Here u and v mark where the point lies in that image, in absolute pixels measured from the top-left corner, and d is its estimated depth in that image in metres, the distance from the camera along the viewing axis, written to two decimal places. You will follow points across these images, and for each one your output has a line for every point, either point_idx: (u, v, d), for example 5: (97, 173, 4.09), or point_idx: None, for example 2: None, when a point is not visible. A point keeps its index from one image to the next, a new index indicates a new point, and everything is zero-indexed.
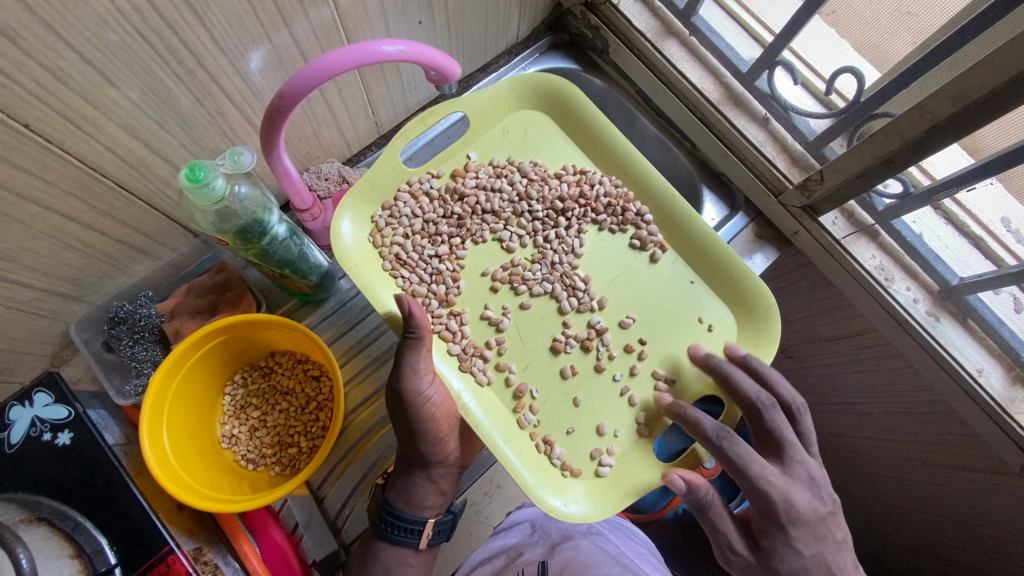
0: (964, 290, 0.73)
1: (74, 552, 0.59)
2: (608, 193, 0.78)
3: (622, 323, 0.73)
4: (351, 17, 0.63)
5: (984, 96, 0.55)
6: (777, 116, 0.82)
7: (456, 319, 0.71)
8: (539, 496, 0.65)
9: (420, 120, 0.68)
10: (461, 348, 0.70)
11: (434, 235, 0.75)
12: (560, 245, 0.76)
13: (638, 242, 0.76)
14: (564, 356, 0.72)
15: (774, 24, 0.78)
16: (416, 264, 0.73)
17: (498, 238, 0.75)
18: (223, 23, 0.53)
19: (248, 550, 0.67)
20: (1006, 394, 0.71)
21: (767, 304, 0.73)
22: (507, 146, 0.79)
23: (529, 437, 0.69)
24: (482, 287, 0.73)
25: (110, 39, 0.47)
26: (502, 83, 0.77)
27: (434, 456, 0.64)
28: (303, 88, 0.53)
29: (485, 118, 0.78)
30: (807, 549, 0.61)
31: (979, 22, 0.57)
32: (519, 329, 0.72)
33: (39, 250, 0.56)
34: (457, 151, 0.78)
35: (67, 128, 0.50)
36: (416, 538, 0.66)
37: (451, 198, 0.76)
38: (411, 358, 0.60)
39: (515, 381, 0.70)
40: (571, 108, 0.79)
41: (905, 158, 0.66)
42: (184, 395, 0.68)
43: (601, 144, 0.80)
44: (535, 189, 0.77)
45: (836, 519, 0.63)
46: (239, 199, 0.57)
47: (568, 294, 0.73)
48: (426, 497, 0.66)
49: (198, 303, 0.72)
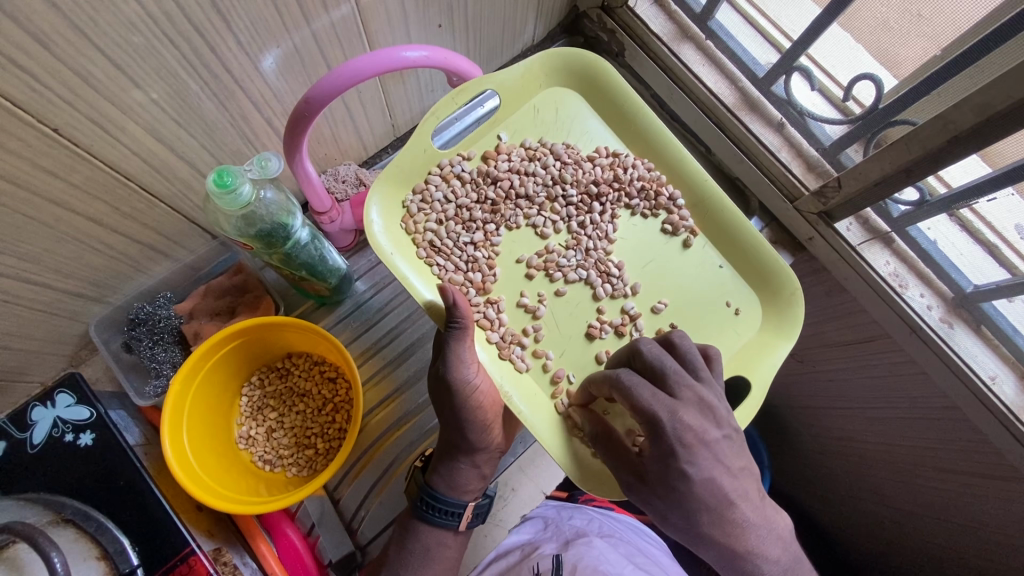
0: (978, 299, 0.74)
1: (101, 553, 0.58)
2: (642, 176, 0.77)
3: (654, 308, 0.74)
4: (372, 19, 0.63)
5: (1008, 108, 0.55)
6: (792, 121, 0.82)
7: (492, 307, 0.71)
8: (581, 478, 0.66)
9: (451, 99, 0.66)
10: (499, 336, 0.70)
11: (469, 220, 0.74)
12: (595, 231, 0.76)
13: (670, 227, 0.77)
14: (598, 341, 0.73)
15: (791, 30, 0.78)
16: (452, 250, 0.72)
17: (531, 224, 0.75)
18: (247, 25, 0.53)
19: (265, 551, 0.69)
20: (1019, 402, 0.71)
21: (792, 289, 0.74)
22: (539, 127, 0.78)
23: (566, 423, 0.70)
24: (518, 273, 0.74)
25: (136, 42, 0.47)
26: (533, 62, 0.75)
27: (479, 443, 0.64)
28: (327, 95, 0.53)
29: (515, 98, 0.76)
30: (697, 472, 0.53)
31: (1004, 32, 0.57)
32: (554, 316, 0.73)
33: (62, 253, 0.57)
34: (487, 131, 0.77)
35: (95, 132, 0.50)
36: (455, 520, 0.67)
37: (484, 181, 0.75)
38: (456, 347, 0.60)
39: (552, 367, 0.71)
40: (603, 91, 0.79)
41: (924, 168, 0.66)
42: (204, 395, 0.69)
43: (635, 126, 0.79)
44: (569, 173, 0.77)
45: (732, 445, 0.56)
46: (265, 204, 0.57)
47: (602, 281, 0.74)
48: (468, 481, 0.66)
49: (217, 304, 0.72)
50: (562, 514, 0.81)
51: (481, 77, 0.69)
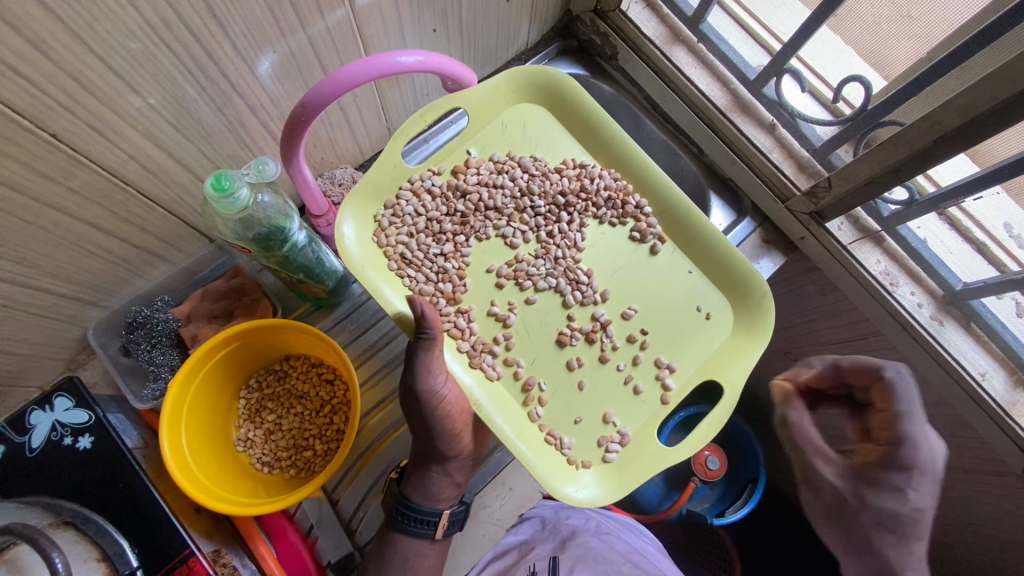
0: (968, 295, 0.75)
1: (100, 555, 0.58)
2: (609, 186, 0.77)
3: (625, 314, 0.74)
4: (367, 24, 0.64)
5: (993, 108, 0.56)
6: (784, 122, 0.83)
7: (463, 317, 0.71)
8: (552, 485, 0.66)
9: (420, 116, 0.66)
10: (470, 345, 0.70)
11: (438, 233, 0.74)
12: (563, 241, 0.76)
13: (638, 234, 0.76)
14: (570, 348, 0.72)
15: (781, 32, 0.79)
16: (422, 262, 0.72)
17: (501, 234, 0.75)
18: (244, 31, 0.53)
19: (265, 553, 0.68)
20: (1008, 397, 0.73)
21: (762, 291, 0.73)
22: (508, 140, 0.78)
23: (539, 430, 0.70)
24: (488, 283, 0.73)
25: (134, 48, 0.48)
26: (501, 77, 0.75)
27: (450, 452, 0.66)
28: (322, 100, 0.54)
29: (483, 112, 0.76)
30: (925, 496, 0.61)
31: (988, 33, 0.58)
32: (525, 325, 0.73)
33: (60, 257, 0.57)
34: (456, 147, 0.77)
35: (92, 136, 0.51)
36: (432, 529, 0.68)
37: (454, 195, 0.75)
38: (425, 358, 0.59)
39: (523, 375, 0.71)
40: (569, 101, 0.78)
41: (912, 167, 0.67)
42: (202, 398, 0.69)
43: (598, 135, 0.79)
44: (536, 185, 0.77)
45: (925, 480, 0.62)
46: (262, 208, 0.58)
47: (571, 288, 0.74)
48: (442, 489, 0.67)
49: (214, 308, 0.72)
50: (560, 514, 0.80)
51: (449, 94, 0.70)
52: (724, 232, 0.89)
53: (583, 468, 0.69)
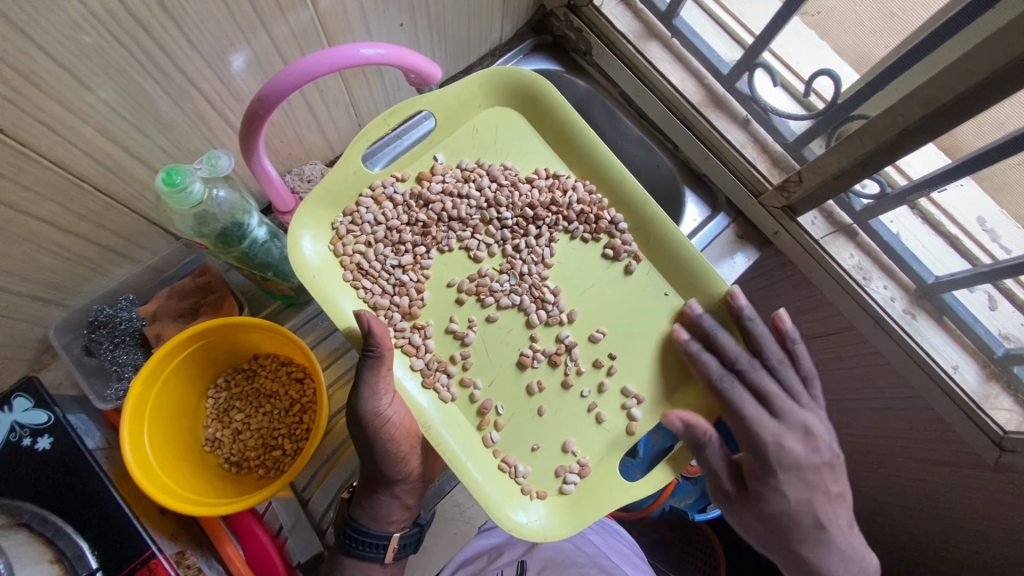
0: (940, 289, 0.75)
1: (55, 556, 0.59)
2: (582, 200, 0.76)
3: (591, 337, 0.72)
4: (331, 19, 0.63)
5: (954, 99, 0.56)
6: (757, 117, 0.83)
7: (419, 333, 0.70)
8: (502, 515, 0.65)
9: (383, 120, 0.66)
10: (424, 362, 0.69)
11: (398, 243, 0.73)
12: (530, 256, 0.74)
13: (611, 252, 0.75)
14: (531, 371, 0.71)
15: (754, 26, 0.80)
16: (378, 274, 0.71)
17: (465, 247, 0.74)
18: (199, 27, 0.53)
19: (232, 554, 0.67)
20: (980, 391, 0.73)
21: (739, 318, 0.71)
22: (478, 147, 0.77)
23: (493, 456, 0.68)
24: (448, 298, 0.72)
25: (85, 42, 0.47)
26: (471, 80, 0.75)
27: (395, 475, 0.65)
28: (280, 93, 0.53)
29: (453, 116, 0.76)
30: (794, 492, 0.68)
31: (949, 27, 0.58)
32: (485, 344, 0.71)
33: (15, 255, 0.56)
34: (423, 152, 0.76)
35: (42, 132, 0.50)
36: (382, 553, 0.66)
37: (416, 204, 0.74)
38: (370, 378, 0.59)
39: (480, 398, 0.69)
40: (547, 111, 0.78)
41: (879, 160, 0.67)
42: (166, 398, 0.68)
43: (577, 148, 0.78)
44: (504, 196, 0.75)
45: (834, 474, 0.71)
46: (217, 203, 0.57)
47: (536, 307, 0.72)
48: (391, 512, 0.66)
49: (180, 306, 0.71)
50: None
51: (412, 97, 0.70)
52: (698, 227, 0.88)
53: (537, 498, 0.68)
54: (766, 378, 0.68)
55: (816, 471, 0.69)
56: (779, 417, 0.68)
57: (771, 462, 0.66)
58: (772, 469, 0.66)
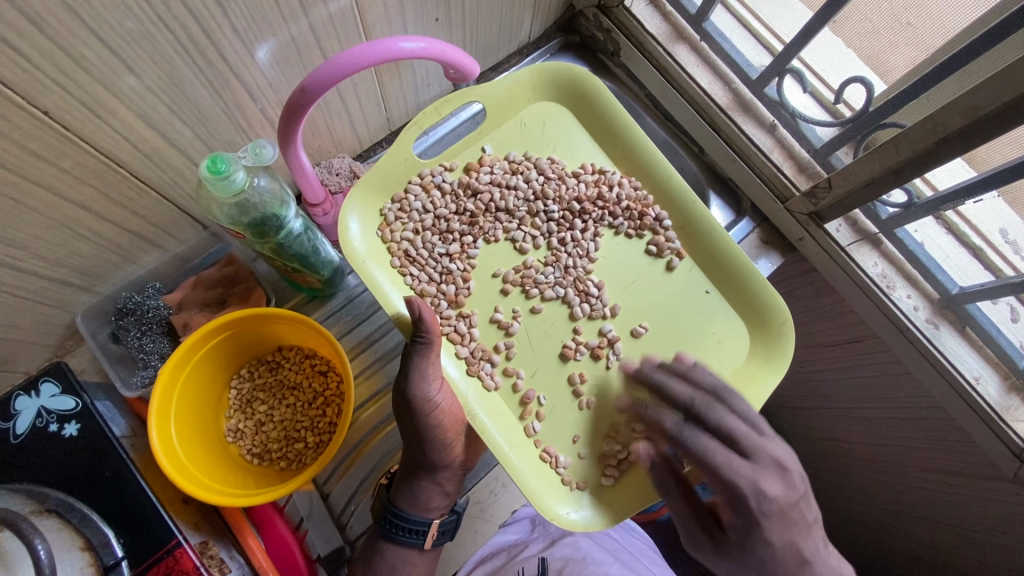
0: (965, 300, 0.74)
1: (84, 544, 0.58)
2: (628, 196, 0.76)
3: (634, 332, 0.72)
4: (370, 11, 0.63)
5: (996, 109, 0.56)
6: (784, 122, 0.83)
7: (465, 321, 0.70)
8: (545, 505, 0.65)
9: (436, 109, 0.67)
10: (469, 351, 0.69)
11: (446, 232, 0.73)
12: (575, 249, 0.74)
13: (655, 248, 0.74)
14: (573, 363, 0.71)
15: (785, 34, 0.79)
16: (426, 262, 0.71)
17: (510, 238, 0.73)
18: (244, 14, 0.52)
19: (254, 546, 0.67)
20: (1002, 402, 0.73)
21: (782, 318, 0.72)
22: (525, 141, 0.77)
23: (534, 445, 0.68)
24: (493, 288, 0.72)
25: (130, 26, 0.46)
26: (522, 73, 0.75)
27: (439, 461, 0.65)
28: (324, 84, 0.53)
29: (503, 109, 0.76)
30: (779, 538, 0.57)
31: (992, 36, 0.58)
32: (529, 334, 0.71)
33: (48, 238, 0.56)
34: (471, 144, 0.76)
35: (84, 115, 0.49)
36: (421, 538, 0.67)
37: (464, 193, 0.74)
38: (420, 362, 0.60)
39: (522, 387, 0.69)
40: (596, 104, 0.78)
41: (913, 169, 0.66)
42: (192, 388, 0.68)
43: (624, 143, 0.77)
44: (551, 189, 0.75)
45: (807, 502, 0.60)
46: (257, 191, 0.58)
47: (580, 300, 0.72)
48: (432, 499, 0.67)
49: (207, 295, 0.71)
50: None
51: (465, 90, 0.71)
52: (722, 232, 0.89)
53: (577, 489, 0.68)
54: (725, 415, 0.60)
55: (801, 509, 0.59)
56: (751, 458, 0.58)
57: (753, 513, 0.57)
58: (754, 521, 0.57)
